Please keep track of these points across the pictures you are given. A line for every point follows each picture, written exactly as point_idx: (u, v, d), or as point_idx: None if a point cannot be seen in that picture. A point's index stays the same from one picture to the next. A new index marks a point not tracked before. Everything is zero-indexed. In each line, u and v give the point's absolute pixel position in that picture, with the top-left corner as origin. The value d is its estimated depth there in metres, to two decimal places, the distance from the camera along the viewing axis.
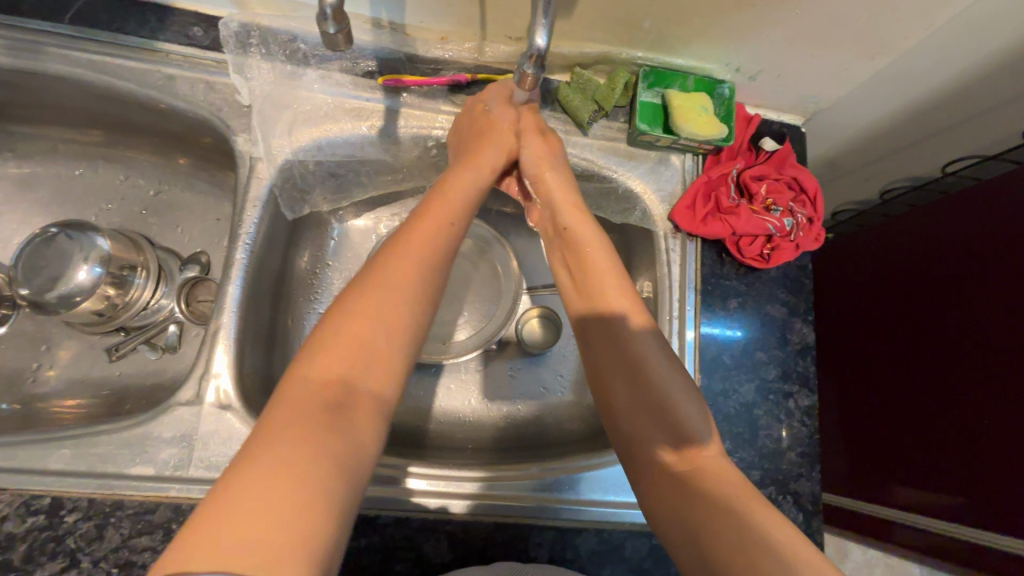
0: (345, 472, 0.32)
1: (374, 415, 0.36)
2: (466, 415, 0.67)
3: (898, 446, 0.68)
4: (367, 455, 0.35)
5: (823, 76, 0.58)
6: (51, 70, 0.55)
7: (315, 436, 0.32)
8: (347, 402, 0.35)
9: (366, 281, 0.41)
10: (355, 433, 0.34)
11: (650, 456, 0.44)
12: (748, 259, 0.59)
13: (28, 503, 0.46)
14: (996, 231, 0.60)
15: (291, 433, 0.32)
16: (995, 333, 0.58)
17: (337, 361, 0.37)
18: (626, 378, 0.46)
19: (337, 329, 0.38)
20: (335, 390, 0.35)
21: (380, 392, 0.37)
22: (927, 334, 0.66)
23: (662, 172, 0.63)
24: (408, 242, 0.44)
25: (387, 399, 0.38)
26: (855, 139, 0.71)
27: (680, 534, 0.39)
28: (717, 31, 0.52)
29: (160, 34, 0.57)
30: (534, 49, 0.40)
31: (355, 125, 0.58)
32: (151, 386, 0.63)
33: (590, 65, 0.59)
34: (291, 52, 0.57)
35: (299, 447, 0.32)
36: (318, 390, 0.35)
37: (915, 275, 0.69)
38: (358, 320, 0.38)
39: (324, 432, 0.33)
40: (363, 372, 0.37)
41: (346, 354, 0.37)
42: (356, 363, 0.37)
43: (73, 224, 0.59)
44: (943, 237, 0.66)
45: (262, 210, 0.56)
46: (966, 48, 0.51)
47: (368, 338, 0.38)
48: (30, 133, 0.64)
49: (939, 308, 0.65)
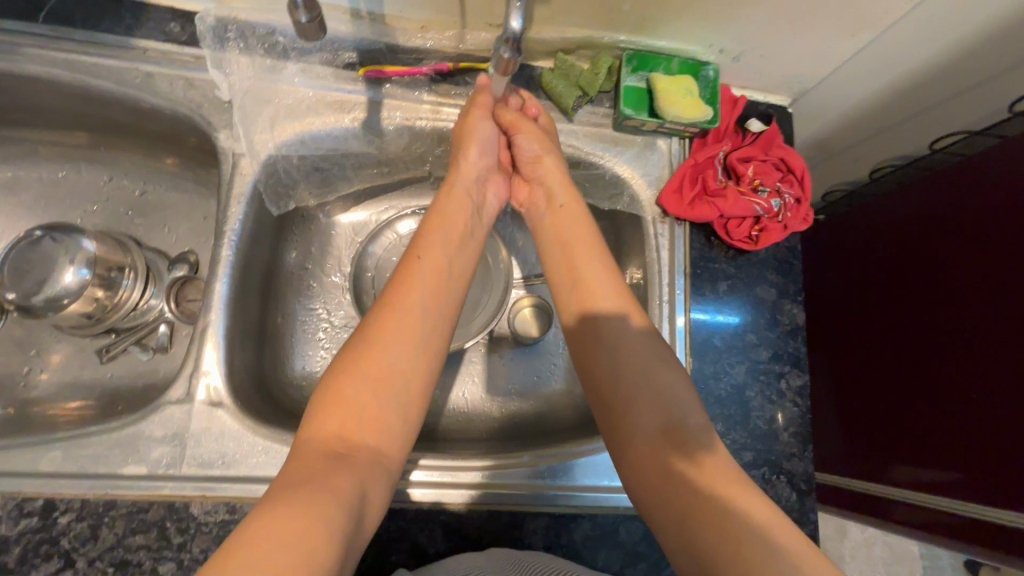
0: (347, 504, 0.35)
1: (373, 460, 0.40)
2: (459, 407, 0.67)
3: (887, 436, 0.69)
4: (370, 492, 0.38)
5: (807, 55, 0.58)
6: (27, 72, 0.54)
7: (320, 480, 0.36)
8: (347, 454, 0.39)
9: (369, 334, 0.45)
10: (357, 474, 0.38)
11: (631, 448, 0.44)
12: (736, 241, 0.59)
13: (22, 505, 0.46)
14: (958, 227, 0.63)
15: (295, 480, 0.36)
16: (963, 325, 0.60)
17: (339, 416, 0.41)
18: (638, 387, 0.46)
19: (338, 383, 0.42)
20: (336, 443, 0.39)
21: (379, 440, 0.41)
22: (897, 336, 0.68)
23: (648, 157, 0.62)
24: (396, 297, 0.47)
25: (387, 444, 0.41)
26: (842, 120, 0.70)
27: (671, 533, 0.39)
28: (697, 13, 0.52)
29: (136, 31, 0.56)
30: (510, 33, 0.39)
31: (338, 117, 0.58)
32: (143, 387, 0.63)
33: (572, 49, 0.59)
34: (270, 45, 0.56)
35: (308, 489, 0.35)
36: (323, 441, 0.39)
37: (886, 276, 0.71)
38: (353, 374, 0.42)
39: (327, 476, 0.36)
40: (356, 424, 0.41)
41: (348, 409, 0.41)
42: (356, 418, 0.41)
43: (58, 227, 0.59)
44: (908, 237, 0.69)
45: (247, 206, 0.56)
46: (947, 23, 0.51)
47: (371, 391, 0.42)
48: (10, 136, 0.64)
49: (903, 309, 0.68)
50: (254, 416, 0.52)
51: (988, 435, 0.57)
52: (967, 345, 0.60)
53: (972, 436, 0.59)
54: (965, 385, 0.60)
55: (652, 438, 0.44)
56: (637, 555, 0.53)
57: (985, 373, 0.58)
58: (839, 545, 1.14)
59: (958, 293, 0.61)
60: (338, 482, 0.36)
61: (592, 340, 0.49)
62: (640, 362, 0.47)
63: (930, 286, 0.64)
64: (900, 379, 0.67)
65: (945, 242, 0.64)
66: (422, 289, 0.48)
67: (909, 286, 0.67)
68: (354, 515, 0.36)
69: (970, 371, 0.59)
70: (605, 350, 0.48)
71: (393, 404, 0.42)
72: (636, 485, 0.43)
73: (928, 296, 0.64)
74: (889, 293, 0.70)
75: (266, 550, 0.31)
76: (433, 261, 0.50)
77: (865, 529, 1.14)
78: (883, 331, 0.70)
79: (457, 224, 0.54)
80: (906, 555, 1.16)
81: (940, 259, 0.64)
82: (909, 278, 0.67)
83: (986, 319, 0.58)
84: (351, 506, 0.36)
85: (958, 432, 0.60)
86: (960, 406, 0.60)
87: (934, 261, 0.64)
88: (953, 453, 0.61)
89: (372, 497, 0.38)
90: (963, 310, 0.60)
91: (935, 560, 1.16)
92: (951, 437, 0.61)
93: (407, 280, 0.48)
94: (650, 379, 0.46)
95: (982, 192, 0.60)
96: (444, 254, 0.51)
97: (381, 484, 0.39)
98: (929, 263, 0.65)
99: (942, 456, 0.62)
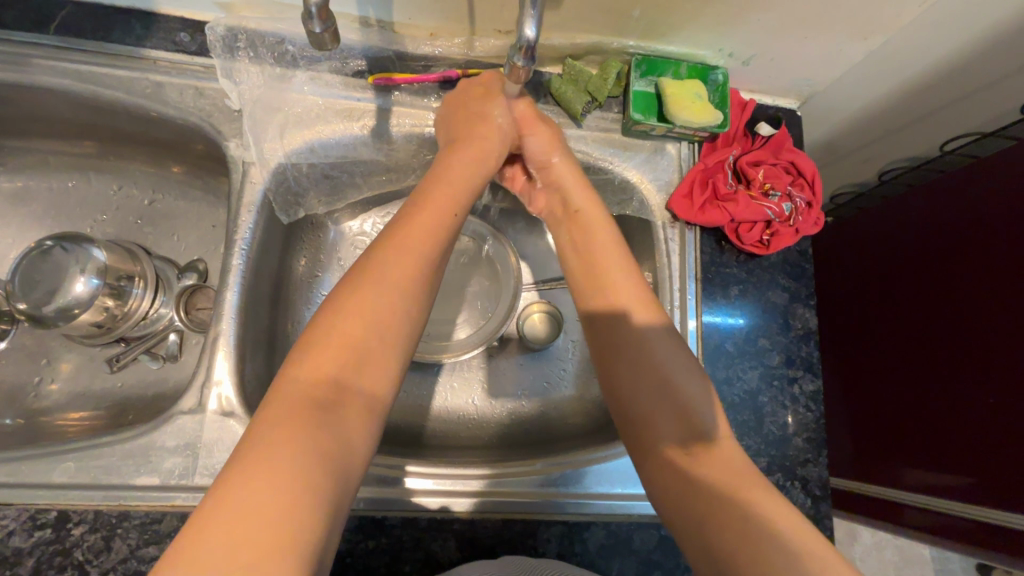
0: (334, 467, 0.33)
1: (364, 414, 0.37)
2: (469, 414, 0.67)
3: (894, 435, 0.69)
4: (356, 453, 0.36)
5: (817, 59, 0.58)
6: (38, 83, 0.54)
7: (306, 435, 0.34)
8: (338, 401, 0.36)
9: (362, 272, 0.42)
10: (345, 433, 0.35)
11: (653, 449, 0.44)
12: (747, 246, 0.59)
13: (34, 517, 0.46)
14: (969, 224, 0.62)
15: (279, 430, 0.33)
16: (975, 324, 0.60)
17: (332, 358, 0.38)
18: (658, 389, 0.45)
19: (332, 329, 0.39)
20: (324, 389, 0.36)
21: (372, 390, 0.38)
22: (907, 335, 0.68)
23: (658, 162, 0.62)
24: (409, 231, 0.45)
25: (378, 396, 0.39)
26: (851, 123, 0.70)
27: (690, 532, 0.39)
28: (707, 18, 0.52)
29: (146, 41, 0.56)
30: (523, 41, 0.39)
31: (347, 125, 0.58)
32: (153, 396, 0.63)
33: (581, 55, 0.59)
34: (279, 54, 0.56)
35: (297, 443, 0.33)
36: (307, 388, 0.36)
37: (897, 275, 0.71)
38: (351, 316, 0.39)
39: (313, 430, 0.34)
40: (353, 372, 0.38)
41: (340, 351, 0.38)
42: (350, 362, 0.38)
43: (69, 237, 0.59)
44: (919, 234, 0.69)
45: (257, 214, 0.56)
46: (958, 26, 0.51)
47: (368, 337, 0.39)
48: (20, 146, 0.64)
49: (914, 309, 0.67)
50: None
51: (996, 436, 0.57)
52: (977, 343, 0.59)
53: (980, 436, 0.59)
54: (987, 370, 0.58)
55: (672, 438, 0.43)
56: (651, 564, 0.52)
57: (994, 371, 0.57)
58: (849, 549, 1.13)
59: (969, 291, 0.61)
60: (325, 438, 0.34)
61: (611, 335, 0.48)
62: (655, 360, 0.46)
63: (943, 284, 0.64)
64: (925, 359, 0.65)
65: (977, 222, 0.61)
66: (430, 225, 0.46)
67: (924, 282, 0.66)
68: (341, 479, 0.34)
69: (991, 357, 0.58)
70: (626, 349, 0.47)
71: (390, 352, 0.40)
72: (652, 476, 0.43)
73: (940, 293, 0.64)
74: (902, 290, 0.70)
75: (246, 520, 0.29)
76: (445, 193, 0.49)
77: (875, 533, 1.13)
78: (893, 330, 0.70)
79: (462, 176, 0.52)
80: (917, 560, 1.15)
81: (974, 239, 0.61)
82: (921, 275, 0.67)
83: (997, 316, 0.58)
84: (338, 466, 0.34)
85: (973, 421, 0.59)
86: (968, 404, 0.60)
87: (954, 254, 0.63)
88: (961, 454, 0.60)
89: (357, 452, 0.36)
90: (976, 308, 0.60)
91: (947, 563, 1.15)
92: (957, 436, 0.61)
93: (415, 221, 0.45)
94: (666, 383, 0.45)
95: (991, 189, 0.60)
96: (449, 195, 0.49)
97: (366, 434, 0.37)
98: (943, 260, 0.65)
99: (951, 456, 0.61)
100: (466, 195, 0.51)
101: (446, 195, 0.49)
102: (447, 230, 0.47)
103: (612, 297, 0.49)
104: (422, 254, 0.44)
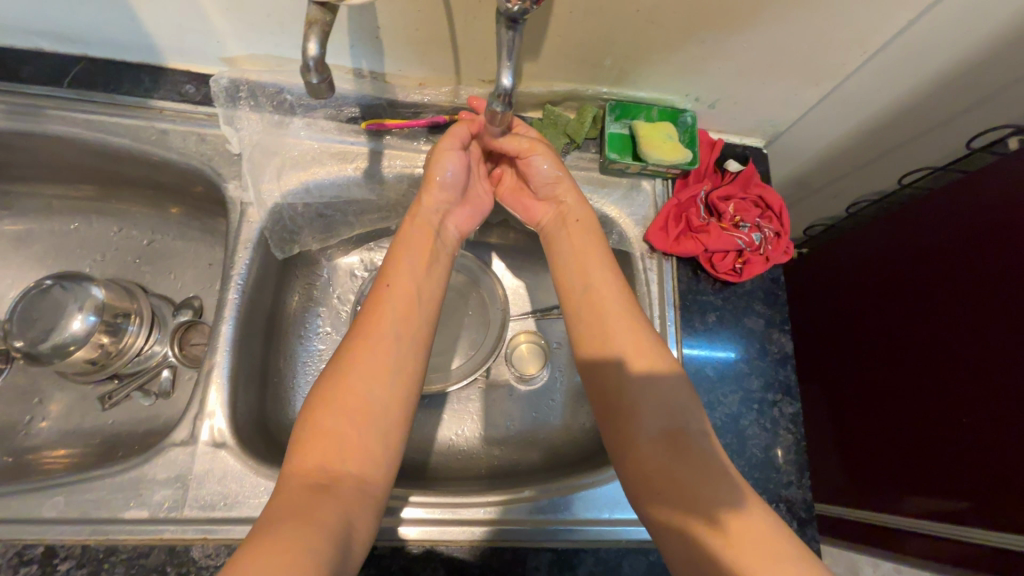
0: (328, 536, 0.35)
1: (358, 496, 0.40)
2: (459, 445, 0.68)
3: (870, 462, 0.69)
4: (353, 526, 0.38)
5: (776, 102, 0.63)
6: (48, 131, 0.58)
7: (305, 514, 0.36)
8: (331, 485, 0.39)
9: (347, 360, 0.45)
10: (339, 509, 0.37)
11: (639, 460, 0.44)
12: (721, 274, 0.62)
13: (21, 552, 0.46)
14: (928, 253, 0.65)
15: (282, 512, 0.36)
16: (942, 349, 0.61)
17: (320, 447, 0.40)
18: (666, 416, 0.45)
19: (327, 415, 0.42)
20: (319, 475, 0.39)
21: (360, 473, 0.40)
22: (880, 364, 0.69)
23: (635, 197, 0.66)
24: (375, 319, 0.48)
25: (371, 479, 0.41)
26: (815, 159, 0.75)
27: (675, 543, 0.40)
28: (673, 67, 0.57)
29: (154, 92, 0.60)
30: (501, 88, 0.43)
31: (341, 167, 0.61)
32: (144, 432, 0.63)
33: (559, 101, 0.64)
34: (278, 103, 0.61)
35: (292, 523, 0.35)
36: (308, 474, 0.39)
37: (867, 302, 0.73)
38: (336, 405, 0.42)
39: (309, 510, 0.36)
40: (340, 459, 0.40)
41: (327, 442, 0.41)
42: (336, 450, 0.41)
43: (68, 276, 0.61)
44: (886, 263, 0.72)
45: (253, 251, 0.59)
46: (901, 72, 0.56)
47: (343, 423, 0.42)
48: (26, 191, 0.67)
49: (885, 338, 0.69)
50: (257, 457, 0.52)
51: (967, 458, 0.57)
52: (943, 368, 0.61)
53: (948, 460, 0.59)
54: (945, 413, 0.60)
55: (661, 440, 0.44)
56: None
57: (963, 395, 0.58)
58: None
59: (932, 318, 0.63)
60: (323, 517, 0.36)
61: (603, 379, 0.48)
62: (645, 403, 0.46)
63: (909, 312, 0.66)
64: (888, 409, 0.67)
65: (919, 273, 0.66)
66: (394, 321, 0.48)
67: (892, 313, 0.69)
68: (339, 549, 0.35)
69: (961, 399, 0.58)
70: (611, 388, 0.47)
71: (371, 434, 0.42)
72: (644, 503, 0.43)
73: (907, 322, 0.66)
74: (872, 321, 0.72)
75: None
76: (403, 278, 0.51)
77: None
78: (867, 358, 0.71)
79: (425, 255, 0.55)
80: None
81: (932, 267, 0.64)
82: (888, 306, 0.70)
83: (962, 341, 0.59)
84: (337, 537, 0.36)
85: (943, 461, 0.59)
86: (937, 429, 0.61)
87: (916, 283, 0.66)
88: (933, 480, 0.61)
89: (359, 528, 0.38)
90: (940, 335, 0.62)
91: None
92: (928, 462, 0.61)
93: (378, 311, 0.48)
94: (666, 409, 0.45)
95: (948, 216, 0.63)
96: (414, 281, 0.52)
97: (364, 516, 0.39)
98: (907, 289, 0.67)
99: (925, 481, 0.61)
100: (426, 279, 0.53)
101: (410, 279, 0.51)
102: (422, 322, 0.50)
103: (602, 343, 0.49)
104: (394, 340, 0.47)
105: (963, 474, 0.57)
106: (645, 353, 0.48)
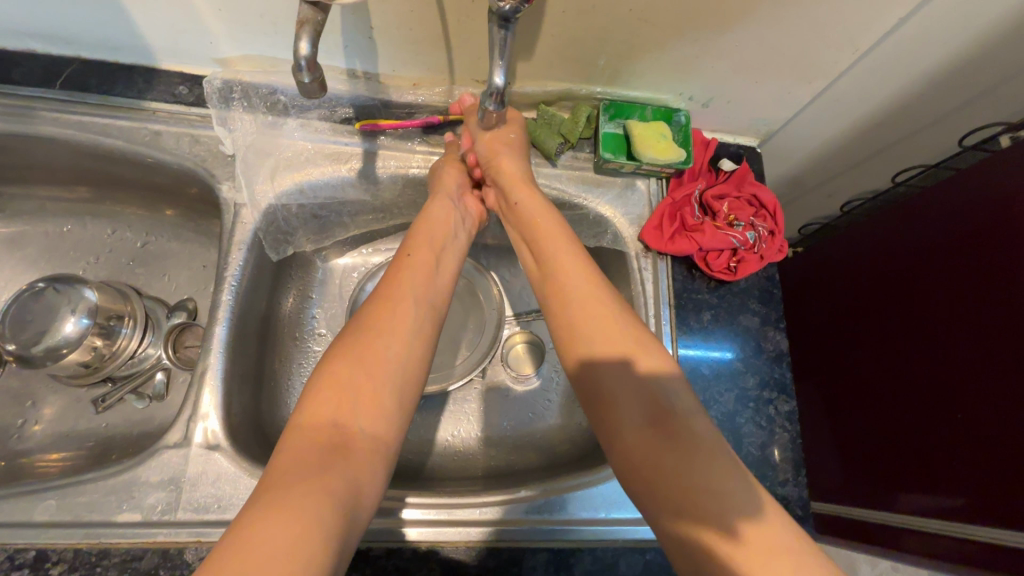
0: (335, 500, 0.35)
1: (371, 455, 0.39)
2: (455, 446, 0.68)
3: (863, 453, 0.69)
4: (365, 486, 0.38)
5: (769, 102, 0.63)
6: (41, 133, 0.58)
7: (315, 474, 0.35)
8: (343, 444, 0.38)
9: (364, 325, 0.46)
10: (350, 469, 0.37)
11: (636, 444, 0.44)
12: (716, 272, 0.62)
13: (12, 557, 0.46)
14: (924, 240, 0.65)
15: (289, 473, 0.35)
16: (937, 333, 0.61)
17: (333, 402, 0.40)
18: (648, 404, 0.45)
19: (326, 382, 0.41)
20: (329, 434, 0.38)
21: (374, 430, 0.40)
22: (875, 351, 0.69)
23: (629, 197, 0.66)
24: (390, 288, 0.49)
25: (384, 437, 0.41)
26: (808, 158, 0.75)
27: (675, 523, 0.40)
28: (666, 66, 0.57)
29: (147, 94, 0.60)
30: (493, 86, 0.44)
31: (335, 167, 0.61)
32: (137, 435, 0.62)
33: (553, 101, 0.64)
34: (272, 104, 0.60)
35: (298, 487, 0.34)
36: (316, 431, 0.38)
37: (862, 293, 0.74)
38: (344, 370, 0.42)
39: (319, 470, 0.36)
40: (352, 415, 0.40)
41: (341, 397, 0.40)
42: (351, 406, 0.40)
43: (62, 278, 0.61)
44: (883, 252, 0.72)
45: (247, 252, 0.58)
46: (892, 71, 0.57)
47: (360, 386, 0.41)
48: (19, 194, 0.67)
49: (882, 324, 0.70)
50: (252, 458, 0.52)
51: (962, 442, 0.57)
52: (938, 352, 0.61)
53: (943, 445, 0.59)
54: (940, 397, 0.60)
55: (654, 427, 0.44)
56: None
57: (958, 378, 0.58)
58: None
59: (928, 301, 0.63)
60: (332, 479, 0.36)
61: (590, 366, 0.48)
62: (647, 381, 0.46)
63: (905, 297, 0.66)
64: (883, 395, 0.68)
65: (916, 259, 0.66)
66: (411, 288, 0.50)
67: (888, 298, 0.69)
68: (348, 510, 0.35)
69: (956, 381, 0.59)
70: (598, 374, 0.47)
71: (386, 396, 0.42)
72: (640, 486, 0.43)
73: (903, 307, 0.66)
74: (869, 307, 0.72)
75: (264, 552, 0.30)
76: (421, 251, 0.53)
77: None
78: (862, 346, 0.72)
79: (439, 231, 0.57)
80: None
81: (928, 253, 0.64)
82: (885, 292, 0.70)
83: (957, 324, 0.59)
84: (347, 496, 0.36)
85: (938, 447, 0.60)
86: (933, 414, 0.61)
87: (912, 268, 0.66)
88: (927, 468, 0.61)
89: (367, 490, 0.38)
90: (935, 319, 0.62)
91: None
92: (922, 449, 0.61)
93: (397, 281, 0.50)
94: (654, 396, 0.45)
95: (944, 203, 0.64)
96: (431, 257, 0.54)
97: (376, 476, 0.39)
98: (904, 273, 0.67)
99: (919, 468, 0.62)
100: (435, 255, 0.54)
101: (424, 254, 0.53)
102: (436, 291, 0.52)
103: (584, 331, 0.49)
104: (412, 308, 0.48)
105: (957, 457, 0.58)
106: (642, 339, 0.48)
